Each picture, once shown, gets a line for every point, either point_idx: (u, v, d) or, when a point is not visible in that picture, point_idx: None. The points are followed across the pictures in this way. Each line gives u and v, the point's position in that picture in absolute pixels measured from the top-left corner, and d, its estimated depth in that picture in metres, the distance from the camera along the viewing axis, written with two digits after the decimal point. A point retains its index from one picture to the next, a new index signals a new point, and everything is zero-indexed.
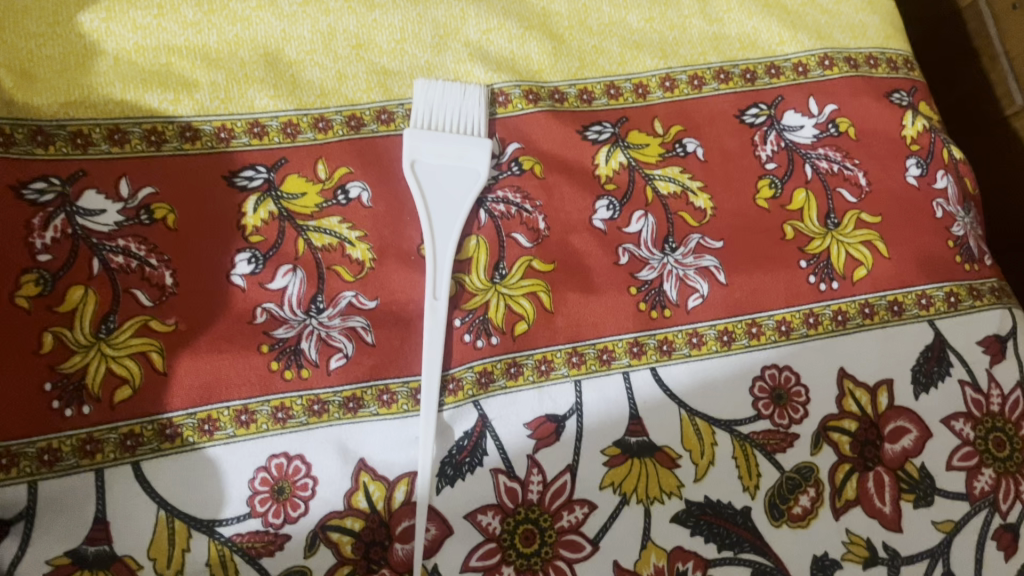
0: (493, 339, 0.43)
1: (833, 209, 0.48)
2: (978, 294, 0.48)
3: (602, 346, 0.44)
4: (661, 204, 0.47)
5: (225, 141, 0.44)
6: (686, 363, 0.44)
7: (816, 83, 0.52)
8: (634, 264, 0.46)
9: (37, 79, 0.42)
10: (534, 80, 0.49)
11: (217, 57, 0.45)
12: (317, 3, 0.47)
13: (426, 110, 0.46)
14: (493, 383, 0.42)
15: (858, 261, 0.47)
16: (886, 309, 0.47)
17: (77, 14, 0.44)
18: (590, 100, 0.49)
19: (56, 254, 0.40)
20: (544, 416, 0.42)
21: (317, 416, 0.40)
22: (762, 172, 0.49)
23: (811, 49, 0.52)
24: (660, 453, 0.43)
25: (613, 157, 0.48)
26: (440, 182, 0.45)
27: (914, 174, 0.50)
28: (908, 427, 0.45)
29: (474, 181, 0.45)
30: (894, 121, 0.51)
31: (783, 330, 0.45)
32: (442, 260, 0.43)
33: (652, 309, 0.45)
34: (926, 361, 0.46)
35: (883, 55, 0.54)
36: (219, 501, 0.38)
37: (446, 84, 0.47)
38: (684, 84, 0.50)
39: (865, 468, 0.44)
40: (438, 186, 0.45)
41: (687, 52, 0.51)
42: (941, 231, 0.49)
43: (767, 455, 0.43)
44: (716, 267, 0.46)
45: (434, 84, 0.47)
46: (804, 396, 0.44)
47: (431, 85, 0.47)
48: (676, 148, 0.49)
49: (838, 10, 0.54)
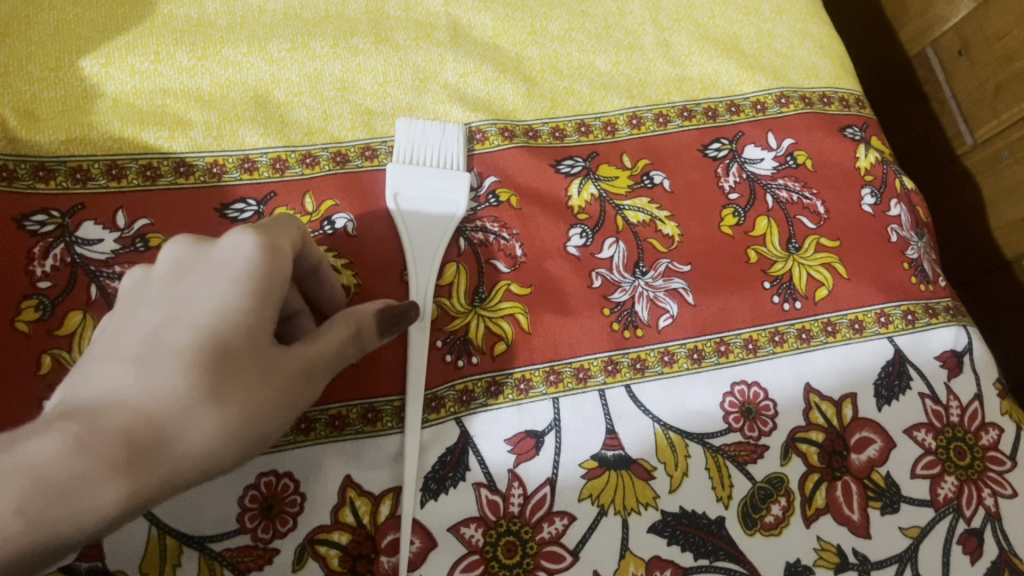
0: (474, 358, 0.45)
1: (794, 235, 0.51)
2: (935, 312, 0.51)
3: (578, 364, 0.46)
4: (631, 231, 0.50)
5: (217, 176, 0.46)
6: (659, 381, 0.46)
7: (774, 119, 0.55)
8: (607, 287, 0.48)
9: (41, 119, 0.45)
10: (509, 119, 0.52)
11: (210, 99, 0.48)
12: (304, 49, 0.51)
13: (406, 145, 0.48)
14: (474, 401, 0.44)
15: (819, 281, 0.50)
16: (847, 327, 0.49)
17: (78, 60, 0.47)
18: (562, 137, 0.53)
19: (55, 281, 0.42)
20: (524, 432, 0.44)
21: (305, 434, 0.42)
22: (726, 202, 0.52)
23: (768, 88, 0.56)
24: (636, 465, 0.44)
25: (584, 189, 0.51)
26: (420, 213, 0.47)
27: (869, 203, 0.53)
28: (872, 437, 0.47)
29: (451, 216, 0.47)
30: (849, 153, 0.55)
31: (750, 347, 0.47)
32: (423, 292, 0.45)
33: (624, 329, 0.47)
34: (887, 375, 0.48)
35: (835, 94, 0.57)
36: (209, 514, 0.40)
37: (426, 123, 0.49)
38: (650, 121, 0.54)
39: (833, 477, 0.46)
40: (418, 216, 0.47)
41: (652, 92, 0.55)
42: (896, 254, 0.52)
43: (739, 466, 0.45)
44: (684, 289, 0.48)
45: (415, 122, 0.49)
46: (772, 410, 0.46)
47: (409, 121, 0.49)
48: (644, 180, 0.52)
49: (792, 54, 0.58)
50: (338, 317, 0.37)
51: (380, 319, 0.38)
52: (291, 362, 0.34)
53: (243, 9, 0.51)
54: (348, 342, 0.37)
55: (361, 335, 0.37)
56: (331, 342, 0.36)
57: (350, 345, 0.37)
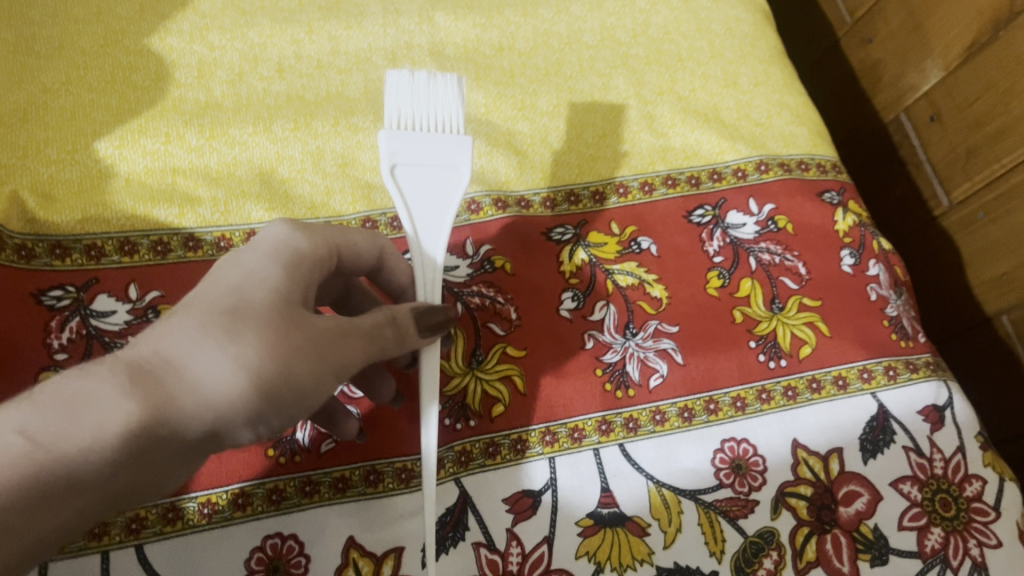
0: (472, 421, 0.47)
1: (777, 295, 0.53)
2: (915, 367, 0.53)
3: (573, 425, 0.47)
4: (621, 295, 0.52)
5: (225, 249, 0.48)
6: (651, 439, 0.48)
7: (754, 185, 0.58)
8: (599, 348, 0.50)
9: (58, 200, 0.47)
10: (503, 190, 0.55)
11: (218, 177, 0.51)
12: (307, 128, 0.53)
13: (399, 106, 0.43)
14: (473, 461, 0.46)
15: (803, 340, 0.52)
16: (831, 384, 0.51)
17: (94, 142, 0.50)
18: (553, 206, 0.55)
19: (72, 352, 0.43)
20: (521, 492, 0.45)
21: (309, 496, 0.43)
22: (711, 265, 0.54)
23: (748, 156, 0.59)
24: (631, 522, 0.45)
25: (575, 255, 0.53)
26: (419, 183, 0.42)
27: (849, 263, 0.56)
28: (859, 490, 0.48)
29: (457, 185, 0.43)
30: (827, 216, 0.57)
31: (738, 406, 0.49)
32: (432, 266, 0.42)
33: (616, 389, 0.49)
34: (872, 430, 0.50)
35: (812, 160, 0.60)
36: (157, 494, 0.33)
37: (417, 82, 0.45)
38: (635, 190, 0.57)
39: (822, 530, 0.47)
40: (418, 186, 0.42)
41: (637, 162, 0.58)
42: (876, 313, 0.54)
43: (730, 521, 0.46)
44: (673, 349, 0.50)
45: (406, 81, 0.45)
46: (761, 465, 0.48)
47: (406, 78, 0.45)
48: (632, 246, 0.54)
49: (770, 124, 0.61)
50: (378, 311, 0.38)
51: (416, 318, 0.38)
52: (328, 322, 0.35)
53: (248, 90, 0.54)
54: (387, 326, 0.37)
55: (400, 323, 0.38)
56: (368, 319, 0.36)
57: (389, 329, 0.37)
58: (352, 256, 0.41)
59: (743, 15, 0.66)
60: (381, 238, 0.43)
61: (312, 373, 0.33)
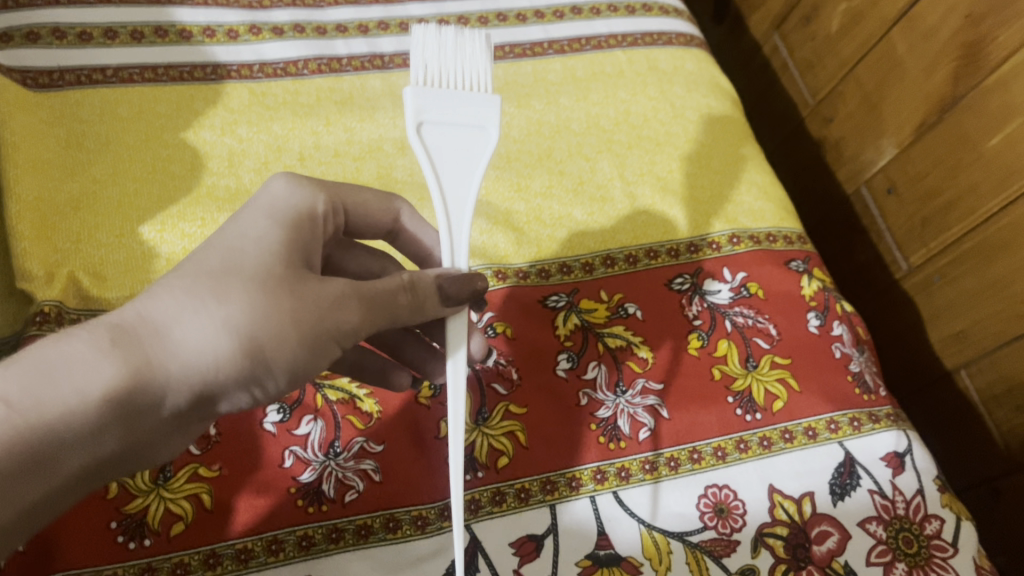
0: (480, 472, 0.52)
1: (751, 354, 0.59)
2: (876, 418, 0.59)
3: (572, 475, 0.53)
4: (611, 355, 0.58)
5: None
6: (642, 486, 0.53)
7: (727, 256, 0.64)
8: (593, 405, 0.55)
9: (109, 279, 0.53)
10: (502, 263, 0.61)
11: None
12: None
13: (425, 62, 0.45)
14: (481, 509, 0.51)
15: (775, 395, 0.57)
16: (803, 434, 0.56)
17: (138, 227, 0.55)
18: (547, 276, 0.61)
19: None
20: (526, 536, 0.50)
21: (335, 542, 0.48)
22: (690, 328, 0.60)
23: (721, 230, 0.66)
24: (625, 562, 0.50)
25: (569, 320, 0.59)
26: (446, 143, 0.44)
27: (815, 324, 0.62)
28: (830, 530, 0.53)
29: (484, 149, 0.44)
30: (794, 282, 0.64)
31: (719, 454, 0.55)
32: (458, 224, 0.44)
33: (609, 441, 0.54)
34: (839, 475, 0.55)
35: (779, 233, 0.67)
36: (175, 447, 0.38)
37: (442, 40, 0.46)
38: (621, 262, 0.63)
39: (798, 567, 0.51)
40: (445, 145, 0.44)
41: (623, 237, 0.64)
42: (840, 369, 0.60)
43: (715, 559, 0.51)
44: (659, 404, 0.56)
45: (432, 37, 0.46)
46: (741, 509, 0.53)
47: (432, 34, 0.46)
48: (619, 311, 0.60)
49: (741, 200, 0.68)
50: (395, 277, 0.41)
51: (439, 287, 0.41)
52: (329, 288, 0.39)
53: None
54: (402, 292, 0.40)
55: (418, 288, 0.41)
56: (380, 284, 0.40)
57: (405, 294, 0.40)
58: (363, 211, 0.47)
59: (714, 102, 0.73)
60: (397, 201, 0.49)
61: (304, 339, 0.38)
